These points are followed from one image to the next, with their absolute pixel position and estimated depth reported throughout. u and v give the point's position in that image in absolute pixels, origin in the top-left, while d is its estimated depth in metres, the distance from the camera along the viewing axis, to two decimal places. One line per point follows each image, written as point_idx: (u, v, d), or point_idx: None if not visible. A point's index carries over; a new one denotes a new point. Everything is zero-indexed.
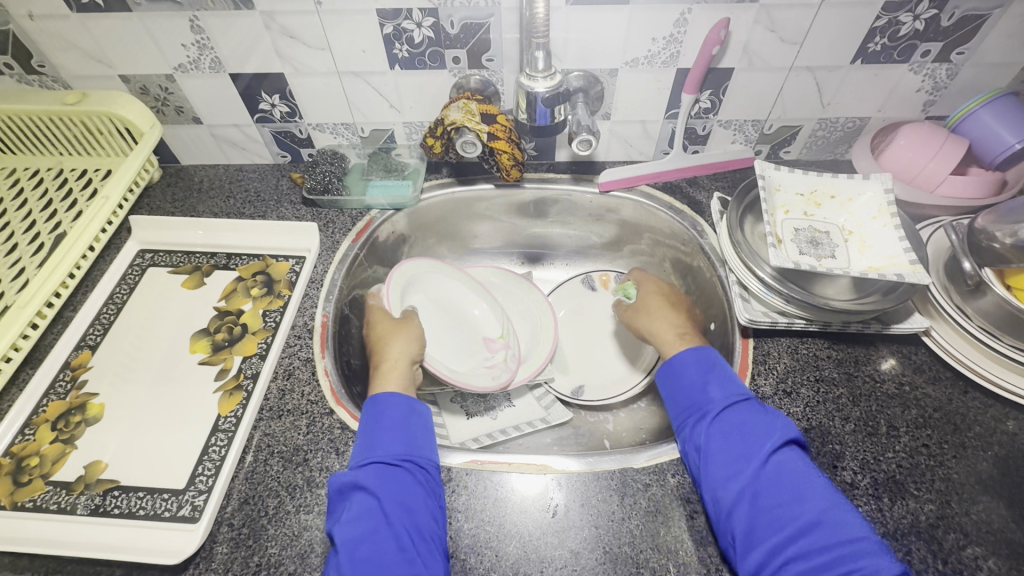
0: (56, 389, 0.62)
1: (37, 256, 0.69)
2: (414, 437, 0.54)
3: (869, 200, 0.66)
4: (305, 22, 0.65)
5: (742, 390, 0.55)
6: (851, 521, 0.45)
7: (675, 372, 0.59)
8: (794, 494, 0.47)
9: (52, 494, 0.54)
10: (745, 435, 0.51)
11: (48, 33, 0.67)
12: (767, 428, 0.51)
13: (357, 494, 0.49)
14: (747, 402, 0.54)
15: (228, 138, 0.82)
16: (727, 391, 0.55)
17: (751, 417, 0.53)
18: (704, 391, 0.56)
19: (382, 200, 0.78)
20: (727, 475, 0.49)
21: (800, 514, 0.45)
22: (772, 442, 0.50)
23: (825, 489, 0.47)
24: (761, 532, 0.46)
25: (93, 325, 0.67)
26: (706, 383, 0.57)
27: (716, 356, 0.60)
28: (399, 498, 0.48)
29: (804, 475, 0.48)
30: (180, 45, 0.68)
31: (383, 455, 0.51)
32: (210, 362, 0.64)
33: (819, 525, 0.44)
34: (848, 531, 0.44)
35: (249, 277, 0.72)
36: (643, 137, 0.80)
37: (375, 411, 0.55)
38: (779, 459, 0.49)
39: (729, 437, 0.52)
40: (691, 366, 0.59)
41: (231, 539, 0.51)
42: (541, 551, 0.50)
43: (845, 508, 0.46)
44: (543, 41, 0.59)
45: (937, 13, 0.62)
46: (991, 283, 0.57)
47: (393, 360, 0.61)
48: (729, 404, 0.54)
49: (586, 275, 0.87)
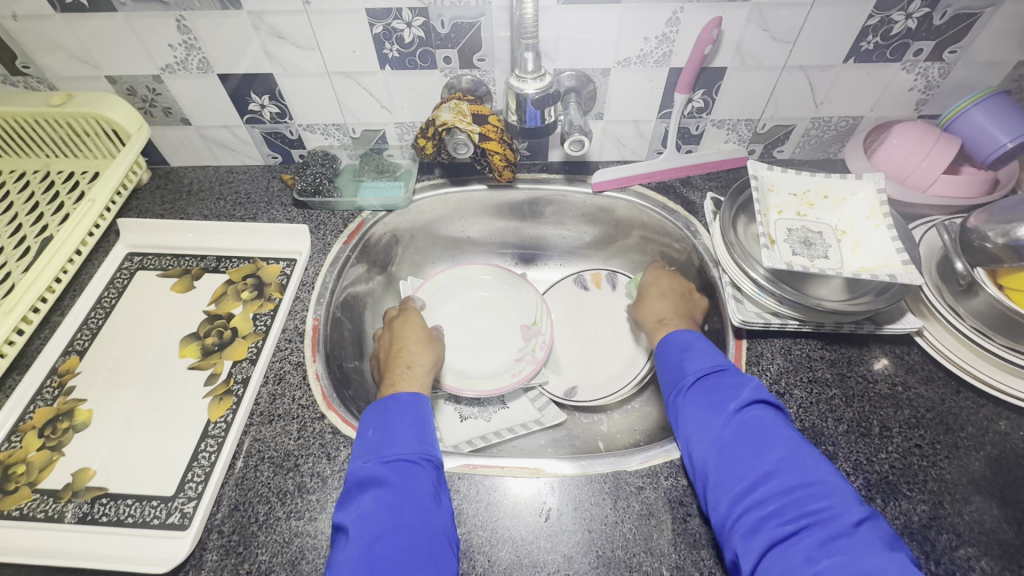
0: (44, 395, 0.61)
1: (23, 260, 0.68)
2: (430, 436, 0.53)
3: (862, 200, 0.66)
4: (294, 22, 0.64)
5: (719, 358, 0.56)
6: (815, 470, 0.45)
7: (664, 353, 0.60)
8: (758, 446, 0.47)
9: (39, 502, 0.53)
10: (716, 394, 0.52)
11: (32, 33, 0.66)
12: (738, 388, 0.52)
13: (375, 489, 0.47)
14: (722, 365, 0.55)
15: (218, 140, 0.81)
16: (704, 359, 0.56)
17: (723, 380, 0.53)
18: (682, 361, 0.57)
19: (375, 201, 0.77)
20: (695, 433, 0.50)
21: (761, 464, 0.46)
22: (741, 399, 0.50)
23: (792, 442, 0.47)
24: (725, 484, 0.46)
25: (81, 330, 0.67)
26: (685, 351, 0.58)
27: (699, 334, 0.60)
28: (419, 497, 0.47)
29: (772, 429, 0.48)
30: (167, 46, 0.67)
31: (404, 452, 0.50)
32: (200, 367, 0.63)
33: (781, 474, 0.44)
34: (810, 480, 0.44)
35: (239, 280, 0.71)
36: (637, 137, 0.79)
37: (390, 408, 0.54)
38: (746, 413, 0.49)
39: (700, 398, 0.52)
40: (675, 342, 0.60)
41: (221, 546, 0.50)
42: (534, 555, 0.50)
43: (809, 458, 0.45)
44: (532, 42, 0.59)
45: (929, 12, 0.61)
46: (984, 284, 0.57)
47: (417, 367, 0.63)
48: (704, 370, 0.55)
49: (579, 274, 0.87)
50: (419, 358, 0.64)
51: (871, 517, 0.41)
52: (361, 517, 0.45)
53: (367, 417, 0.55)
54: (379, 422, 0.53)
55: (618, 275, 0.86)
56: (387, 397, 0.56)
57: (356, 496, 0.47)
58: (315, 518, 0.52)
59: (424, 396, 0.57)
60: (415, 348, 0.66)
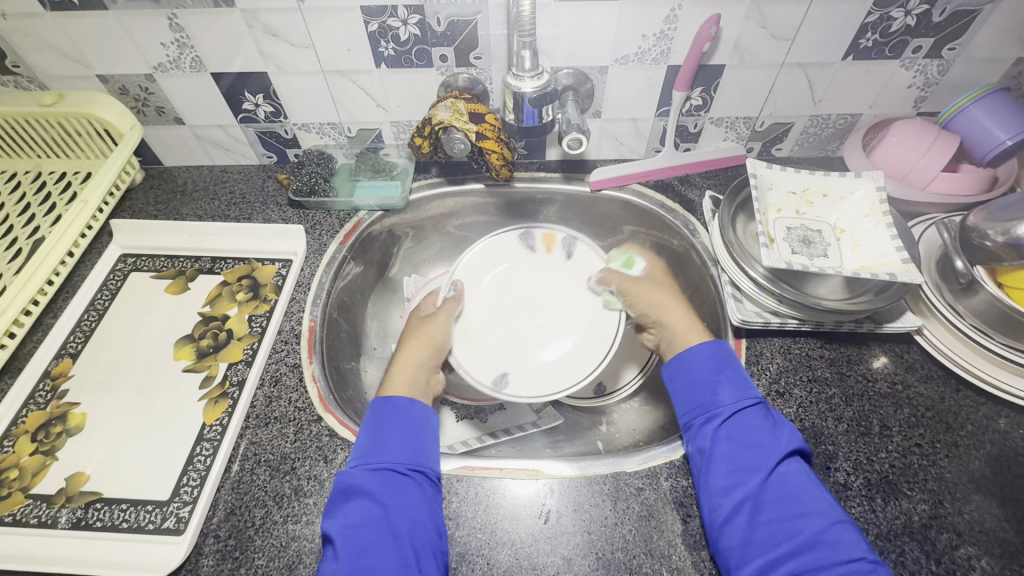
0: (36, 399, 0.60)
1: (15, 262, 0.67)
2: (424, 445, 0.52)
3: (861, 198, 0.65)
4: (289, 20, 0.63)
5: (750, 394, 0.54)
6: (852, 539, 0.45)
7: (687, 370, 0.57)
8: (797, 510, 0.46)
9: (32, 507, 0.52)
10: (752, 444, 0.50)
11: (21, 32, 0.65)
12: (775, 439, 0.51)
13: (361, 500, 0.47)
14: (757, 407, 0.53)
15: (212, 139, 0.80)
16: (738, 394, 0.54)
17: (757, 425, 0.52)
18: (713, 392, 0.55)
19: (371, 201, 0.76)
20: (728, 486, 0.49)
21: (798, 532, 0.45)
22: (779, 455, 0.49)
23: (828, 506, 0.47)
24: (760, 545, 0.45)
25: (74, 332, 0.66)
26: (717, 383, 0.55)
27: (729, 355, 0.57)
28: (403, 512, 0.47)
29: (808, 491, 0.48)
30: (160, 44, 0.67)
31: (392, 461, 0.50)
32: (195, 370, 0.62)
33: (822, 543, 0.44)
34: (850, 551, 0.44)
35: (234, 281, 0.71)
36: (635, 136, 0.79)
37: (379, 414, 0.54)
38: (783, 472, 0.49)
39: (735, 445, 0.51)
40: (703, 365, 0.57)
41: (217, 551, 0.50)
42: (534, 558, 0.50)
43: (847, 527, 0.45)
44: (529, 40, 0.58)
45: (928, 9, 0.61)
46: (984, 281, 0.57)
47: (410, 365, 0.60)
48: (737, 410, 0.53)
49: (528, 230, 0.73)
50: (412, 356, 0.60)
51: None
52: (348, 529, 0.46)
53: (363, 417, 0.55)
54: (372, 426, 0.53)
55: (580, 238, 0.72)
56: (384, 398, 0.56)
57: (342, 505, 0.47)
58: (313, 522, 0.51)
59: (420, 402, 0.56)
60: (406, 343, 0.62)
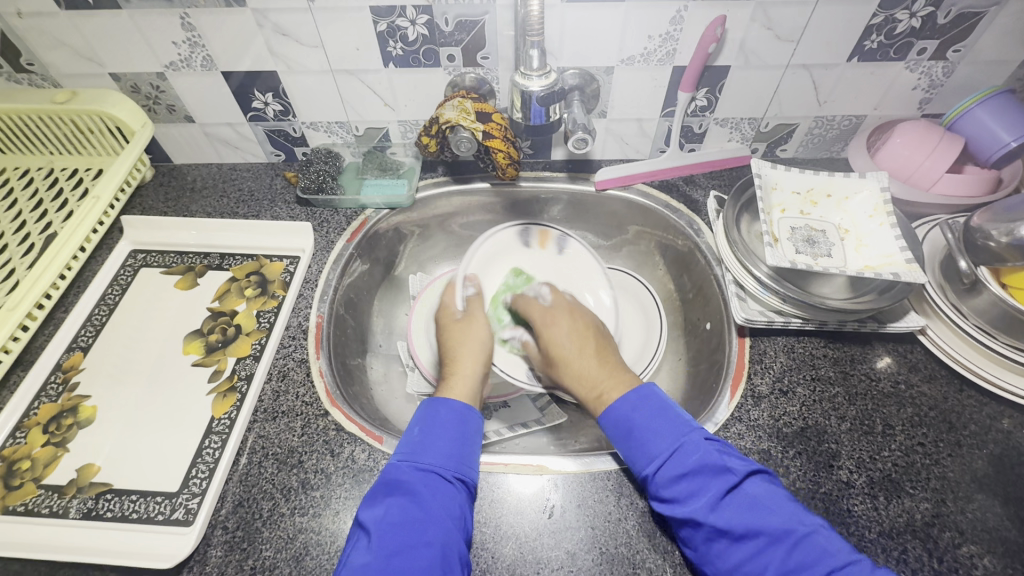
0: (47, 392, 0.61)
1: (28, 256, 0.69)
2: (469, 453, 0.53)
3: (866, 198, 0.66)
4: (298, 20, 0.64)
5: (671, 434, 0.51)
6: (818, 550, 0.43)
7: (611, 428, 0.54)
8: (754, 545, 0.44)
9: (44, 498, 0.53)
10: (688, 496, 0.47)
11: (36, 31, 0.66)
12: (708, 480, 0.47)
13: (403, 496, 0.48)
14: (678, 453, 0.49)
15: (221, 137, 0.81)
16: (656, 448, 0.50)
17: (686, 470, 0.48)
18: (637, 448, 0.51)
19: (378, 199, 0.77)
20: (689, 539, 0.47)
21: (767, 565, 0.43)
22: (716, 495, 0.46)
23: (785, 524, 0.44)
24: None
25: (85, 326, 0.67)
26: (635, 442, 0.52)
27: (640, 399, 0.54)
28: (442, 518, 0.47)
29: (762, 517, 0.45)
30: (171, 43, 0.67)
31: (439, 465, 0.51)
32: (204, 364, 0.63)
33: (790, 570, 0.42)
34: (820, 566, 0.42)
35: (242, 277, 0.71)
36: (640, 136, 0.79)
37: (430, 413, 0.55)
38: (729, 510, 0.46)
39: (674, 502, 0.48)
40: (619, 422, 0.53)
41: (225, 542, 0.50)
42: (538, 552, 0.50)
43: (812, 539, 0.43)
44: (536, 40, 0.59)
45: (933, 10, 0.61)
46: (987, 282, 0.57)
47: (468, 377, 0.60)
48: (663, 461, 0.49)
49: (525, 225, 0.75)
50: (469, 366, 0.61)
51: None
52: (385, 524, 0.46)
53: (416, 413, 0.56)
54: (424, 424, 0.54)
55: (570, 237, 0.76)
56: (440, 399, 0.56)
57: (384, 499, 0.48)
58: (319, 514, 0.52)
59: (475, 412, 0.57)
60: (458, 351, 0.62)
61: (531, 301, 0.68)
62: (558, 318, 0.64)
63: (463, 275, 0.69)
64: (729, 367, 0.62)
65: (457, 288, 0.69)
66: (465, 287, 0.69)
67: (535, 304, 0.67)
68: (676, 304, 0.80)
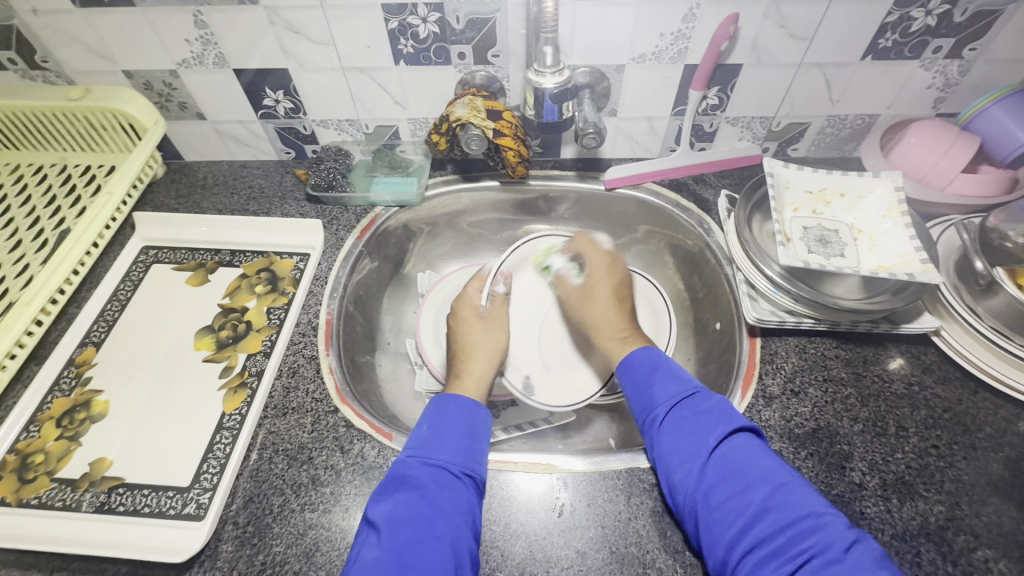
0: (60, 386, 0.61)
1: (41, 252, 0.69)
2: (477, 449, 0.53)
3: (880, 198, 0.65)
4: (310, 17, 0.64)
5: (686, 381, 0.55)
6: (799, 497, 0.44)
7: (628, 375, 0.58)
8: (741, 484, 0.46)
9: (57, 491, 0.54)
10: (689, 433, 0.50)
11: (52, 28, 0.67)
12: (712, 422, 0.50)
13: (411, 493, 0.48)
14: (692, 396, 0.53)
15: (232, 134, 0.81)
16: (671, 390, 0.54)
17: (697, 410, 0.51)
18: (654, 388, 0.55)
19: (387, 197, 0.77)
20: (677, 482, 0.48)
21: (748, 504, 0.45)
22: (714, 438, 0.49)
23: (772, 472, 0.46)
24: (719, 527, 0.44)
25: (98, 321, 0.67)
26: (653, 381, 0.55)
27: (657, 355, 0.59)
28: (450, 514, 0.47)
29: (750, 462, 0.47)
30: (184, 40, 0.68)
31: (448, 460, 0.51)
32: (215, 360, 0.63)
33: (771, 508, 0.44)
34: (800, 509, 0.43)
35: (253, 274, 0.72)
36: (650, 134, 0.79)
37: (438, 410, 0.56)
38: (723, 450, 0.48)
39: (675, 439, 0.50)
40: (641, 365, 0.57)
41: (236, 537, 0.51)
42: (547, 551, 0.50)
43: (797, 485, 0.45)
44: (550, 37, 0.58)
45: (950, 8, 0.61)
46: (1003, 283, 0.56)
47: (471, 378, 0.61)
48: (676, 401, 0.53)
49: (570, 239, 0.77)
50: (478, 367, 0.63)
51: (861, 541, 0.41)
52: (394, 520, 0.46)
53: (424, 411, 0.57)
54: (433, 420, 0.55)
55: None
56: (448, 396, 0.57)
57: (391, 494, 0.48)
58: (329, 510, 0.52)
59: (481, 409, 0.57)
60: (470, 351, 0.64)
61: (594, 246, 0.72)
62: (611, 270, 0.70)
63: (498, 271, 0.72)
64: (740, 366, 0.62)
65: (487, 281, 0.71)
66: (493, 282, 0.72)
67: (597, 252, 0.72)
68: (686, 304, 0.79)
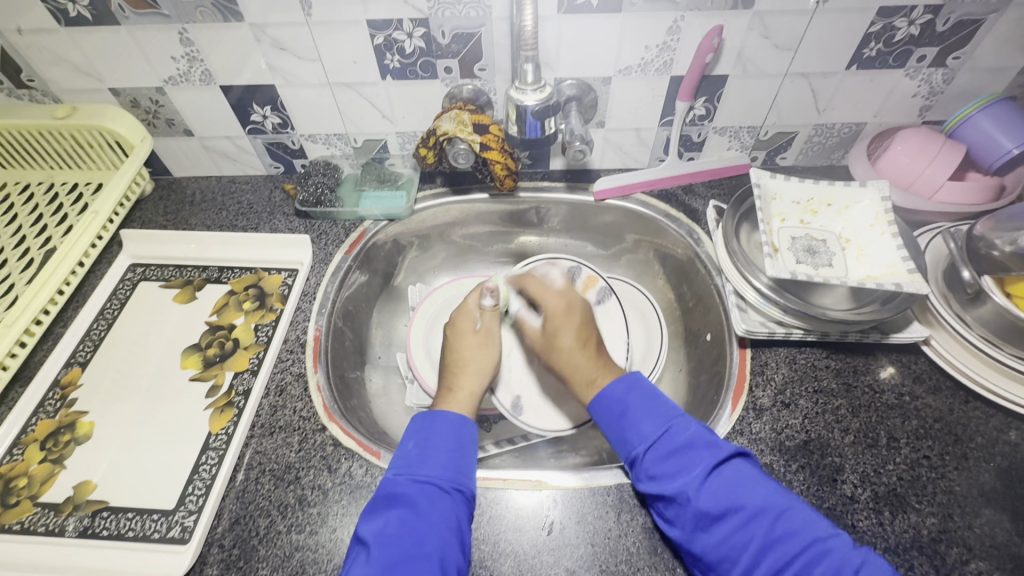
0: (45, 408, 0.61)
1: (27, 272, 0.69)
2: (465, 463, 0.53)
3: (867, 207, 0.65)
4: (296, 34, 0.64)
5: (662, 415, 0.53)
6: (799, 523, 0.44)
7: (603, 411, 0.56)
8: (739, 518, 0.45)
9: (40, 516, 0.53)
10: (677, 471, 0.49)
11: (36, 46, 0.67)
12: (698, 455, 0.49)
13: (402, 510, 0.48)
14: (668, 433, 0.51)
15: (220, 150, 0.81)
16: (650, 429, 0.52)
17: (677, 446, 0.50)
18: (628, 429, 0.53)
19: (376, 211, 0.77)
20: (676, 520, 0.48)
21: (752, 537, 0.44)
22: (701, 471, 0.48)
23: (767, 499, 0.46)
24: (727, 565, 0.44)
25: (83, 341, 0.67)
26: (628, 422, 0.54)
27: (633, 382, 0.57)
28: (439, 530, 0.46)
29: (745, 490, 0.47)
30: (170, 58, 0.68)
31: (437, 476, 0.50)
32: (201, 379, 0.63)
33: (774, 541, 0.44)
34: (801, 538, 0.43)
35: (240, 290, 0.71)
36: (638, 145, 0.79)
37: (426, 424, 0.55)
38: (714, 485, 0.47)
39: (664, 478, 0.49)
40: (610, 407, 0.56)
41: (221, 561, 0.50)
42: (537, 570, 0.49)
43: (795, 510, 0.45)
44: (531, 53, 0.59)
45: (932, 18, 0.61)
46: (991, 292, 0.56)
47: (462, 392, 0.61)
48: (654, 440, 0.52)
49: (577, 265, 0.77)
50: (469, 381, 0.62)
51: (868, 559, 0.42)
52: (385, 537, 0.46)
53: (409, 427, 0.56)
54: (421, 435, 0.54)
55: (613, 295, 0.76)
56: (434, 411, 0.56)
57: (382, 512, 0.48)
58: (317, 531, 0.51)
59: (468, 421, 0.57)
60: (462, 366, 0.64)
61: (546, 290, 0.68)
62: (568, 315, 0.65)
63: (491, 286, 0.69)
64: (730, 378, 0.62)
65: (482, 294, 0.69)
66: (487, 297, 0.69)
67: (550, 292, 0.68)
68: (677, 314, 0.79)
